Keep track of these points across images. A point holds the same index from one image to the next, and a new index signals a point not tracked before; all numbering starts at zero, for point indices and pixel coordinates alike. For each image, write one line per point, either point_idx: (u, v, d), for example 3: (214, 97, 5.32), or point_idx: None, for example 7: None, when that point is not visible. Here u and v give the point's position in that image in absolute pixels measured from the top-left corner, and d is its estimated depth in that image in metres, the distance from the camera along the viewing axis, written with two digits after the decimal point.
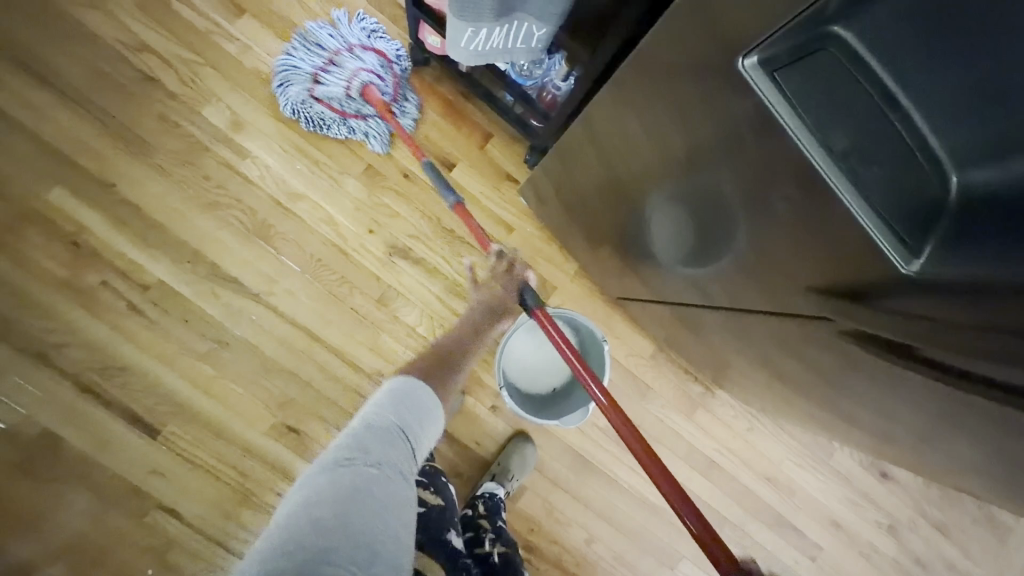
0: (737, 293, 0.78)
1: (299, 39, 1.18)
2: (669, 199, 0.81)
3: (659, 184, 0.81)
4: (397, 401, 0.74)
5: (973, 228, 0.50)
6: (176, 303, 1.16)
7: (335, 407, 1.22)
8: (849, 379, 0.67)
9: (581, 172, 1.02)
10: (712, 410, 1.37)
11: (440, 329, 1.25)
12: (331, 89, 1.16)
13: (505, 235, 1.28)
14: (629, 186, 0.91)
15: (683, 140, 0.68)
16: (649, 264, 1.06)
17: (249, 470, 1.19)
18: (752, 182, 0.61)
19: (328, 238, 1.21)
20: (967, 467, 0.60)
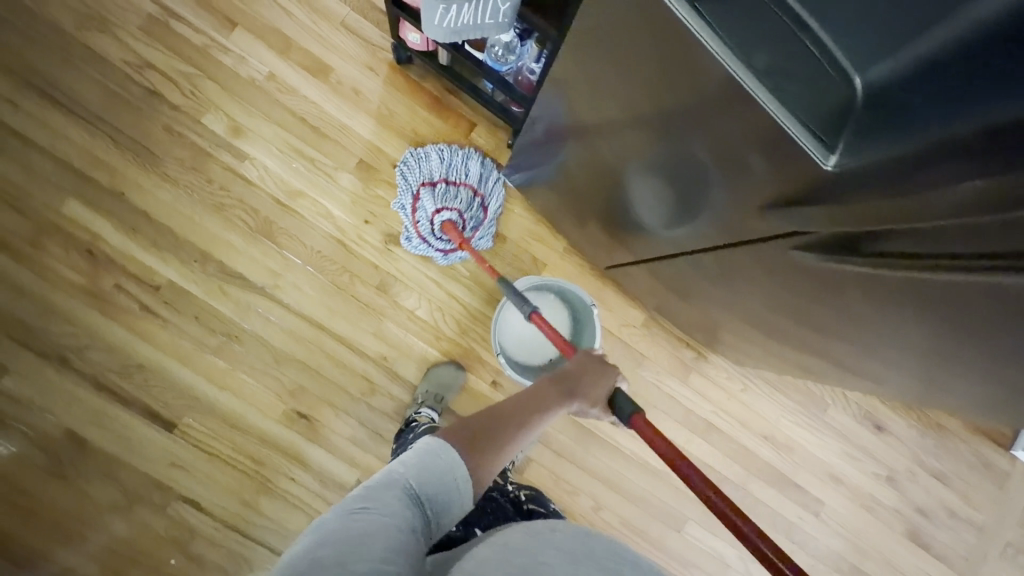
0: (722, 248, 0.84)
1: (440, 149, 1.29)
2: (638, 156, 0.87)
3: (628, 144, 0.87)
4: (422, 459, 0.63)
5: (883, 116, 0.55)
6: (188, 302, 1.23)
7: (344, 392, 1.27)
8: (851, 307, 0.70)
9: (562, 151, 1.08)
10: (706, 374, 1.44)
11: (440, 312, 1.32)
12: (425, 203, 1.25)
13: (496, 219, 1.35)
14: (603, 155, 0.97)
15: (658, 115, 0.74)
16: (633, 232, 1.13)
17: (265, 458, 1.24)
18: (700, 117, 0.67)
19: (328, 232, 1.28)
20: (972, 365, 0.64)
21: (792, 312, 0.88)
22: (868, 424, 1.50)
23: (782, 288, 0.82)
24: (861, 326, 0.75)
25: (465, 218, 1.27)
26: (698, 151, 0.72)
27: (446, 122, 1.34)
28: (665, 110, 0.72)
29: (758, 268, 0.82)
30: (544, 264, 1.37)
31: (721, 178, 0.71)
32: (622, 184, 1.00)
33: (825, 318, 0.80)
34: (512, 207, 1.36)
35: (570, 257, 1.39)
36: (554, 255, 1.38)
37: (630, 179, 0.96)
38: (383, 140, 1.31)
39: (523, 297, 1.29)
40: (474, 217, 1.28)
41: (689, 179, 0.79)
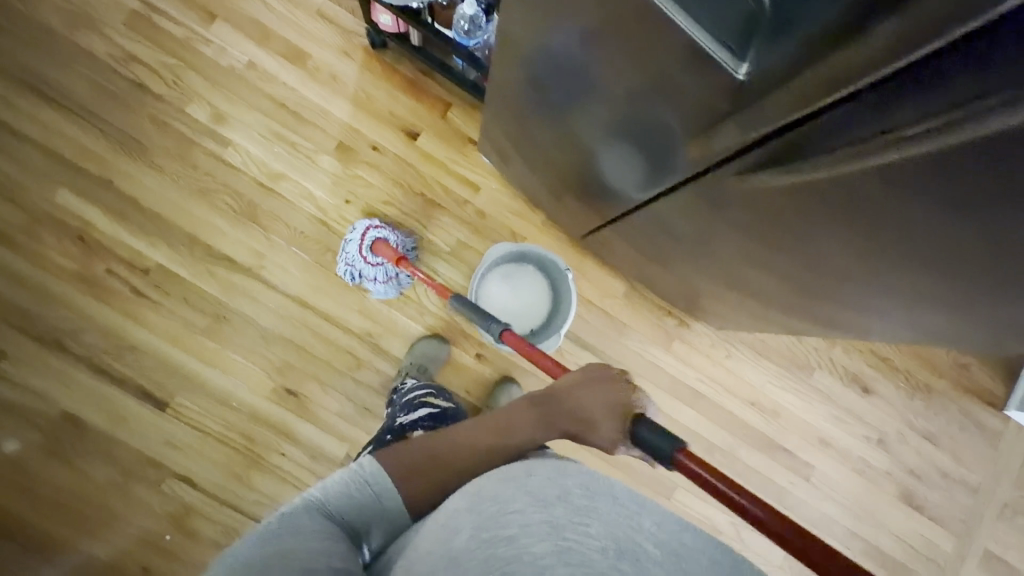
0: (691, 194, 0.83)
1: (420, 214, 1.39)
2: (593, 106, 0.86)
3: (582, 96, 0.87)
4: (344, 486, 0.60)
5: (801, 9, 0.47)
6: (177, 284, 1.27)
7: (331, 367, 1.30)
8: (816, 236, 0.66)
9: (532, 123, 1.10)
10: (689, 341, 1.45)
11: (422, 287, 1.34)
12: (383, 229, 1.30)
13: (474, 194, 1.38)
14: (567, 116, 0.97)
15: (624, 89, 0.75)
16: (602, 198, 1.13)
17: (256, 434, 1.27)
18: (631, 47, 0.66)
19: (310, 213, 1.32)
20: (939, 304, 0.58)
21: (773, 266, 0.85)
22: (855, 386, 1.51)
23: (757, 237, 0.79)
24: (838, 274, 0.72)
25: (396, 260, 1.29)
26: (635, 84, 0.71)
27: (421, 103, 1.37)
28: (603, 47, 0.71)
29: (732, 218, 0.80)
30: (523, 238, 1.40)
31: (688, 142, 0.71)
32: (590, 147, 0.99)
33: (802, 268, 0.78)
34: (489, 182, 1.39)
35: (548, 230, 1.42)
36: (533, 229, 1.41)
37: (599, 141, 0.95)
38: (360, 122, 1.35)
39: (503, 264, 1.33)
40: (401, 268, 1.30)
41: (642, 124, 0.78)
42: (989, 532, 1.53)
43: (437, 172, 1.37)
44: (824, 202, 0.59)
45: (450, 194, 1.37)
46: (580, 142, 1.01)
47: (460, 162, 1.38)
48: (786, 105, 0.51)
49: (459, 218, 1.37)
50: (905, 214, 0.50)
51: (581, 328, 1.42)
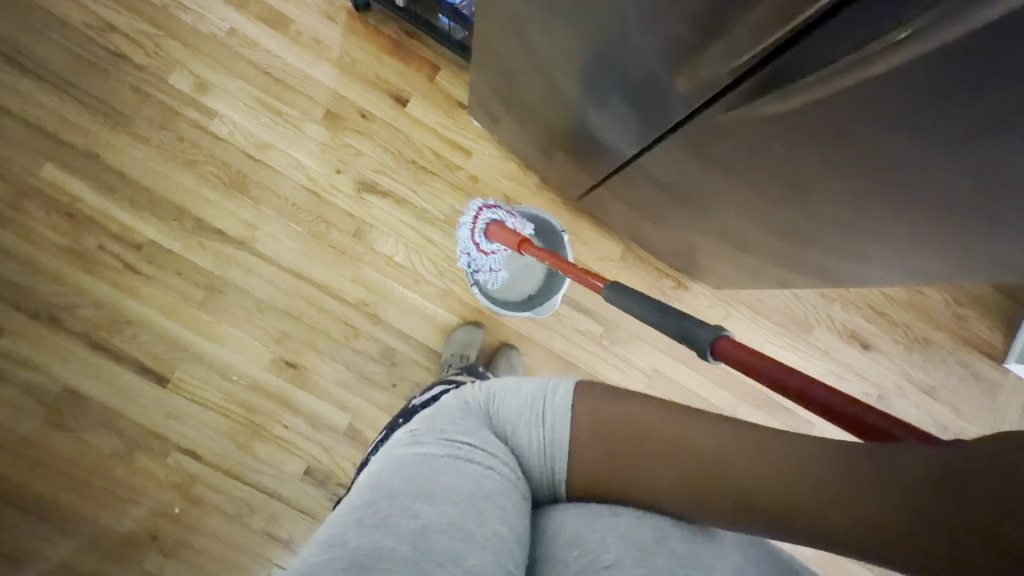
0: (685, 147, 0.81)
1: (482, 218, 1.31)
2: (575, 54, 0.83)
3: (562, 44, 0.84)
4: (513, 399, 0.63)
5: None
6: (169, 258, 1.26)
7: (328, 337, 1.30)
8: (807, 168, 0.65)
9: (521, 81, 1.07)
10: (686, 302, 1.45)
11: (417, 254, 1.33)
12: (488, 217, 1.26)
13: (466, 160, 1.36)
14: (549, 69, 0.94)
15: (603, 29, 0.72)
16: (595, 154, 1.10)
17: (257, 405, 1.28)
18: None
19: (300, 182, 1.30)
20: (935, 220, 0.58)
21: (759, 216, 0.86)
22: (853, 343, 1.51)
23: (744, 184, 0.79)
24: (823, 217, 0.72)
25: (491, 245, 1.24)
26: (614, 19, 0.68)
27: (408, 66, 1.34)
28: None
29: (718, 165, 0.79)
30: (516, 202, 1.39)
31: (672, 77, 0.68)
32: (575, 101, 0.97)
33: (788, 215, 0.78)
34: (480, 147, 1.37)
35: (542, 194, 1.40)
36: (526, 193, 1.39)
37: (584, 94, 0.93)
38: (347, 88, 1.33)
39: None
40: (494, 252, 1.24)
41: (629, 65, 0.74)
42: None
43: (427, 137, 1.35)
44: (813, 132, 0.58)
45: (441, 160, 1.35)
46: (568, 97, 0.98)
47: (450, 126, 1.36)
48: (769, 16, 0.48)
49: (451, 184, 1.35)
50: (908, 130, 0.49)
51: (578, 291, 1.41)
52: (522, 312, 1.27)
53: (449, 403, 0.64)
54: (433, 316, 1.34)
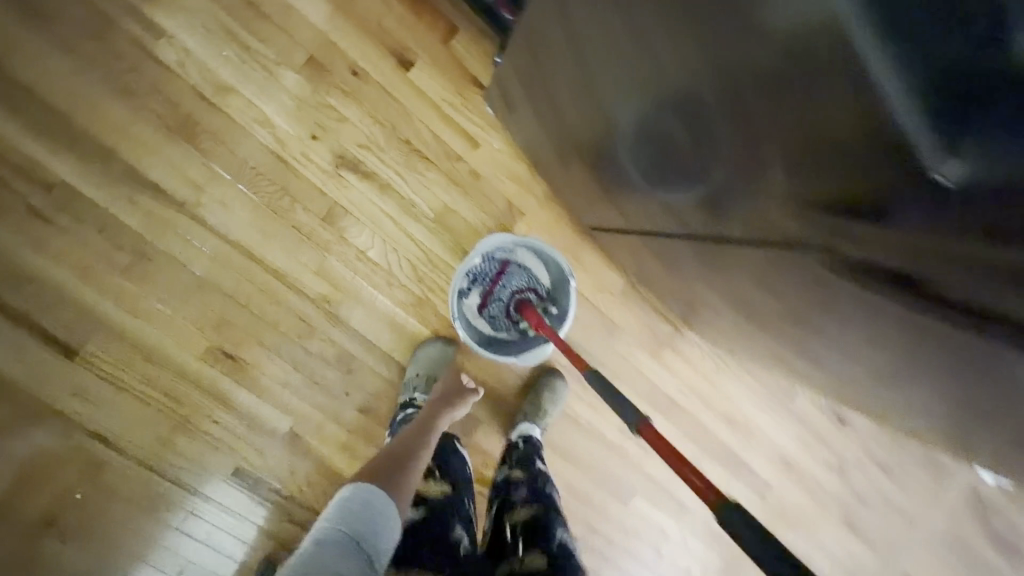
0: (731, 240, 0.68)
1: (518, 266, 1.18)
2: (667, 59, 0.60)
3: (653, 39, 0.60)
4: (344, 509, 0.73)
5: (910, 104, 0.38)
6: (88, 208, 1.02)
7: (277, 332, 1.12)
8: (879, 325, 0.53)
9: (562, 79, 0.85)
10: (678, 350, 1.34)
11: (394, 253, 1.14)
12: (523, 282, 1.18)
13: (470, 151, 1.15)
14: (617, 65, 0.70)
15: (683, 87, 0.60)
16: (626, 191, 0.92)
17: (184, 396, 1.11)
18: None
19: (264, 142, 1.06)
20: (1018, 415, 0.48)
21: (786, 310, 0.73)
22: (829, 414, 1.47)
23: (790, 289, 0.64)
24: (867, 347, 0.62)
25: (506, 301, 1.17)
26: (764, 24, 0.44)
27: (420, 22, 1.09)
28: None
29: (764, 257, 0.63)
30: (519, 211, 1.19)
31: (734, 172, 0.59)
32: (633, 119, 0.74)
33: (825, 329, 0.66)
34: (489, 138, 1.15)
35: (550, 206, 1.21)
36: (531, 201, 1.20)
37: (654, 119, 0.70)
38: (339, 33, 1.06)
39: (498, 253, 1.15)
40: (501, 302, 1.17)
41: (746, 103, 0.51)
42: (913, 558, 1.60)
43: (428, 114, 1.12)
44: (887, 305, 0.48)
45: (441, 146, 1.13)
46: (626, 114, 0.75)
47: (457, 107, 1.13)
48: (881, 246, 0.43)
49: (448, 177, 1.14)
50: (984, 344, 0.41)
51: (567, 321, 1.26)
52: (507, 358, 1.14)
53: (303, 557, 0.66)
54: (402, 325, 1.18)
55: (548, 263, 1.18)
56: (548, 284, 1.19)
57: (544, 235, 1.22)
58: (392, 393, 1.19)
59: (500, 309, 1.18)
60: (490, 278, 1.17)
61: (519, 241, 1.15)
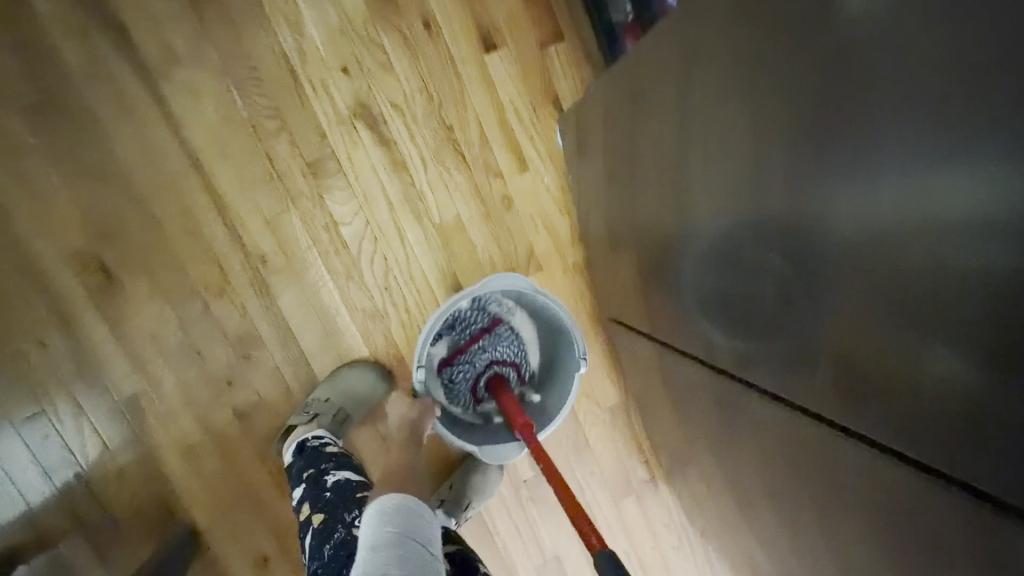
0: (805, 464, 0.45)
1: (511, 335, 0.98)
2: (758, 184, 0.39)
3: (757, 181, 0.39)
4: (384, 520, 0.56)
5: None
6: (24, 17, 0.77)
7: (179, 270, 0.84)
8: None
9: (640, 149, 0.63)
10: (644, 509, 1.06)
11: (370, 244, 0.89)
12: (506, 356, 0.97)
13: (513, 172, 0.93)
14: (702, 154, 0.47)
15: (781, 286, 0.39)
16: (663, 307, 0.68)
17: (14, 293, 0.81)
18: (954, 88, 0.24)
19: (283, 48, 0.84)
20: None
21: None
22: None
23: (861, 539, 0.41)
24: None
25: (475, 369, 0.96)
26: (865, 207, 0.30)
27: (524, 11, 0.90)
28: (819, 80, 0.31)
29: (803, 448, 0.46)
30: (537, 265, 0.95)
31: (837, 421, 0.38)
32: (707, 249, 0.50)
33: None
34: (541, 169, 0.93)
35: (575, 276, 0.97)
36: (557, 261, 0.96)
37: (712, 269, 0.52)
38: None
39: (496, 307, 0.96)
40: (470, 368, 0.96)
41: (803, 288, 0.37)
42: None
43: (486, 112, 0.90)
44: None
45: (484, 150, 0.91)
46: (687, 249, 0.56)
47: (522, 118, 0.92)
48: None
49: (474, 188, 0.91)
50: None
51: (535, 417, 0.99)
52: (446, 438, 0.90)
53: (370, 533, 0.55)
54: (337, 331, 0.90)
55: (548, 348, 0.98)
56: (535, 370, 0.99)
57: None
58: (284, 408, 0.90)
59: (465, 374, 0.96)
60: (471, 334, 0.96)
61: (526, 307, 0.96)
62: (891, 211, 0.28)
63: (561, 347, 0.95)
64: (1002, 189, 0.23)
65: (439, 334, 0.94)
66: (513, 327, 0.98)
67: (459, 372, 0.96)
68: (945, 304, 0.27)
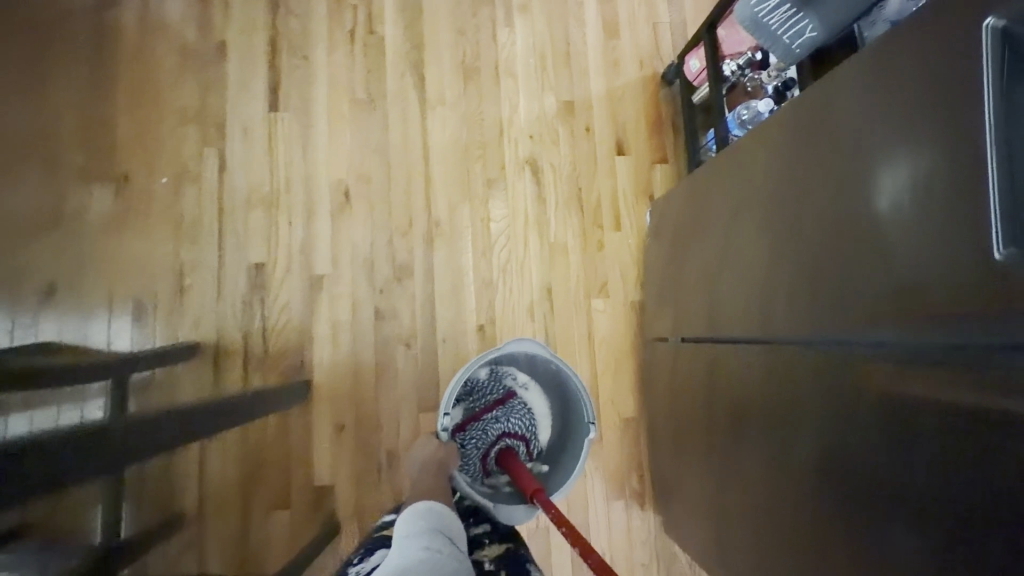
0: (776, 426, 0.76)
1: (521, 405, 1.31)
2: (834, 295, 0.65)
3: (830, 292, 0.65)
4: (418, 511, 0.87)
5: (949, 476, 0.50)
6: (376, 56, 1.35)
7: (387, 211, 1.30)
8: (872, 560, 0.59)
9: (705, 212, 1.03)
10: (629, 517, 1.27)
11: (505, 239, 1.32)
12: (515, 424, 1.28)
13: (610, 229, 1.36)
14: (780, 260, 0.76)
15: (828, 351, 0.65)
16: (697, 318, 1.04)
17: (292, 190, 1.28)
18: (960, 265, 0.49)
19: (501, 115, 1.37)
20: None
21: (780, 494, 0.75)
22: None
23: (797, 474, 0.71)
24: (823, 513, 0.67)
25: (492, 436, 1.26)
26: (913, 322, 0.54)
27: (649, 138, 1.40)
28: (890, 239, 0.57)
29: (785, 462, 0.73)
30: (607, 293, 1.33)
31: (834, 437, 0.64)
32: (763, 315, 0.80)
33: (805, 505, 0.70)
34: (630, 233, 1.36)
35: (630, 311, 1.33)
36: (622, 297, 1.33)
37: (766, 327, 0.79)
38: (600, 104, 1.40)
39: (514, 383, 1.31)
40: (489, 435, 1.26)
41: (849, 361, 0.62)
42: None
43: (606, 189, 1.37)
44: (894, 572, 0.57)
45: (597, 209, 1.36)
46: (745, 316, 0.85)
47: (627, 199, 1.37)
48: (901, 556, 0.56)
49: (583, 230, 1.35)
50: None
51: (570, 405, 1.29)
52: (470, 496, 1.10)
53: (408, 518, 0.85)
54: (462, 286, 1.29)
55: (553, 420, 1.31)
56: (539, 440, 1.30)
57: (609, 326, 1.32)
58: (408, 323, 1.27)
59: (484, 439, 1.26)
60: (487, 405, 1.29)
61: (536, 384, 1.31)
62: (929, 327, 0.52)
63: (564, 412, 1.28)
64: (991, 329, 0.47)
65: (460, 399, 1.29)
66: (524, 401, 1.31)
67: (479, 436, 1.27)
68: (951, 387, 0.50)
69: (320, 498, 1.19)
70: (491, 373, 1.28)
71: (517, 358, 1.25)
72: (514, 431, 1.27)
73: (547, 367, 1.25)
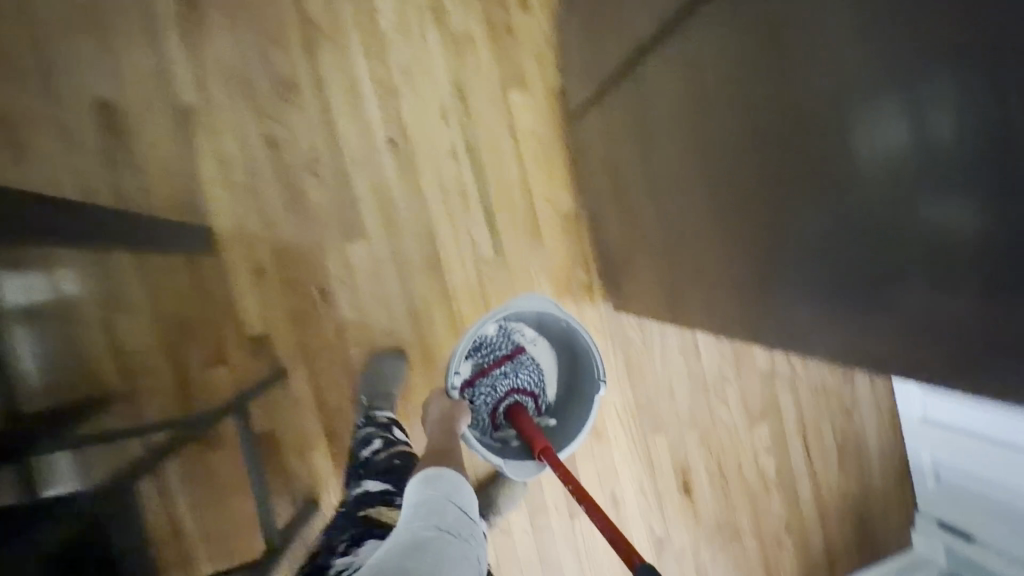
0: (722, 207, 0.76)
1: (527, 358, 1.24)
2: (743, 87, 0.63)
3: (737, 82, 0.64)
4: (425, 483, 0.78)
5: (884, 197, 0.51)
6: None
7: (251, 19, 1.09)
8: (839, 291, 0.61)
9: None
10: (581, 312, 1.28)
11: (399, 36, 1.15)
12: (528, 383, 1.23)
13: (516, 10, 1.20)
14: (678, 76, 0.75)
15: (749, 133, 0.65)
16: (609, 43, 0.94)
17: (125, 7, 1.05)
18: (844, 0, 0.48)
19: None
20: (864, 233, 0.55)
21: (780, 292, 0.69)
22: (678, 476, 1.37)
23: (751, 235, 0.72)
24: (764, 182, 0.66)
25: (498, 391, 1.22)
26: (824, 73, 0.53)
27: None
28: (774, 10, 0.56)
29: (795, 276, 0.67)
30: (524, 86, 1.21)
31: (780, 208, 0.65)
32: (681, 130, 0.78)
33: (765, 261, 0.71)
34: (539, 13, 1.21)
35: (552, 102, 1.23)
36: (541, 88, 1.22)
37: (690, 141, 0.77)
38: None
39: (516, 335, 1.24)
40: (495, 392, 1.22)
41: (774, 141, 0.62)
42: None
43: None
44: (854, 301, 0.60)
45: None
46: (703, 178, 0.78)
47: None
48: (859, 290, 0.59)
49: (486, 14, 1.19)
50: (908, 321, 0.55)
51: (504, 209, 1.22)
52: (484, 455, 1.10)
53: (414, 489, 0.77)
54: (360, 97, 1.14)
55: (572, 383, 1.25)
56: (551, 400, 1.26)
57: (531, 121, 1.22)
58: (308, 147, 1.13)
59: (491, 397, 1.21)
60: (494, 363, 1.22)
61: (564, 346, 1.24)
62: (842, 68, 0.51)
63: (577, 371, 1.23)
64: (882, 48, 0.47)
65: (469, 358, 1.19)
66: (532, 357, 1.25)
67: (481, 393, 1.21)
68: (870, 124, 0.50)
69: (257, 346, 1.12)
70: (500, 330, 1.21)
71: (526, 315, 1.18)
72: (517, 385, 1.23)
73: (560, 324, 1.19)
